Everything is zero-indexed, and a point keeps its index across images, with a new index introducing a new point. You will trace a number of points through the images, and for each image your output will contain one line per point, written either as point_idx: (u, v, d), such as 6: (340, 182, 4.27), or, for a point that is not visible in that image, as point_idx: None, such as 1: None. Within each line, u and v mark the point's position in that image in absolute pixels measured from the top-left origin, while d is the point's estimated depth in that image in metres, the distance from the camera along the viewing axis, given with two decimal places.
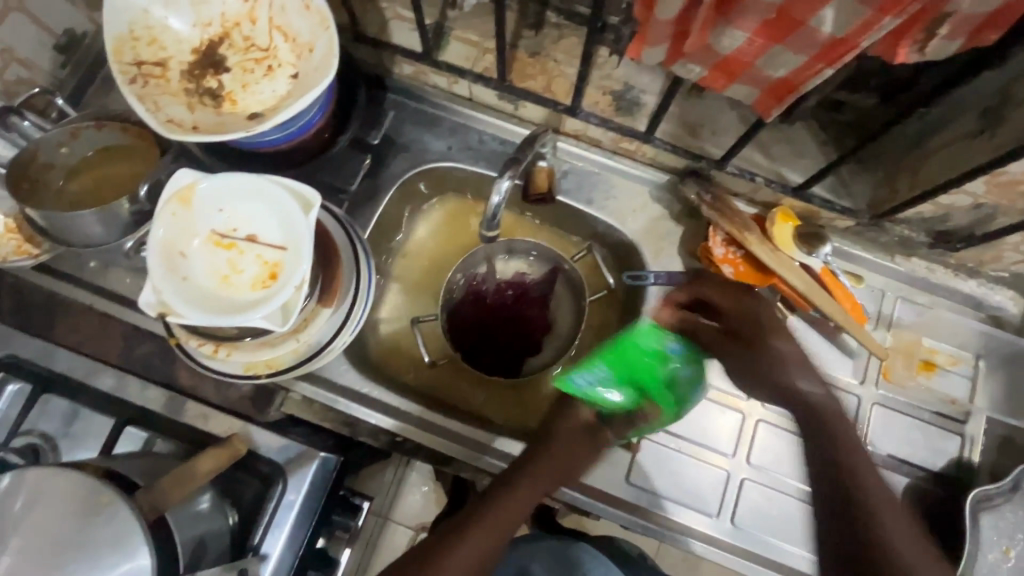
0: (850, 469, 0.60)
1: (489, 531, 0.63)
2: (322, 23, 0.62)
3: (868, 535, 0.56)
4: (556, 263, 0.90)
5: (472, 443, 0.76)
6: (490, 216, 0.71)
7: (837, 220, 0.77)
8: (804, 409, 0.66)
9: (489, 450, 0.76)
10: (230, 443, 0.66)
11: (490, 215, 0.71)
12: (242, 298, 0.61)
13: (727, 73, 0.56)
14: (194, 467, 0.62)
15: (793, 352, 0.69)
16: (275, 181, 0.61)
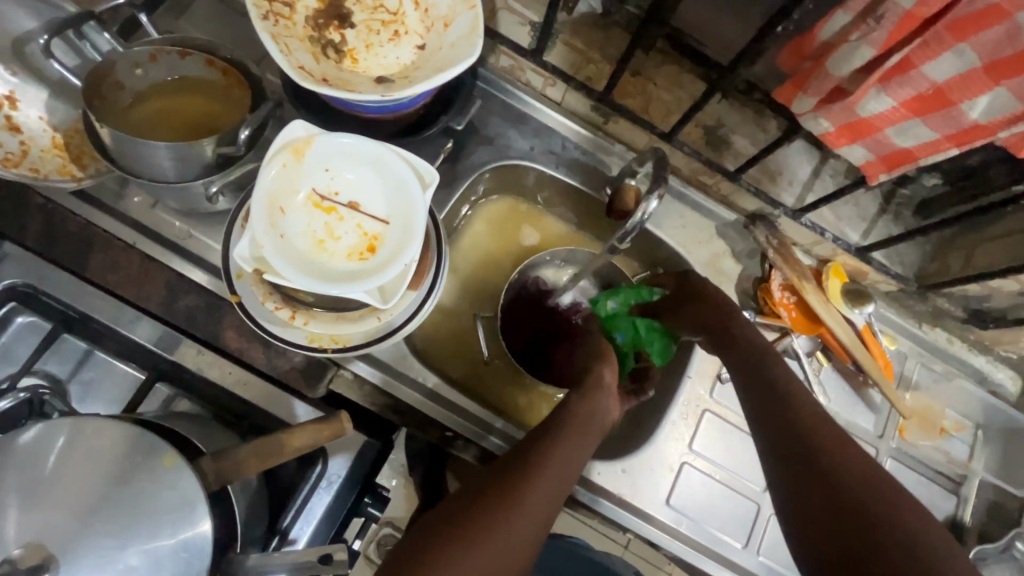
0: (822, 455, 0.55)
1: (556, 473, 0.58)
2: (466, 2, 0.61)
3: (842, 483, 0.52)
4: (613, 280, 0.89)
5: (479, 421, 0.73)
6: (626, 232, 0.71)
7: (883, 283, 0.84)
8: (757, 393, 0.63)
9: (494, 431, 0.74)
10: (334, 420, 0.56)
11: (626, 229, 0.70)
12: (340, 266, 0.57)
13: (852, 134, 0.59)
14: (288, 441, 0.54)
15: (751, 347, 0.67)
16: (394, 150, 0.58)
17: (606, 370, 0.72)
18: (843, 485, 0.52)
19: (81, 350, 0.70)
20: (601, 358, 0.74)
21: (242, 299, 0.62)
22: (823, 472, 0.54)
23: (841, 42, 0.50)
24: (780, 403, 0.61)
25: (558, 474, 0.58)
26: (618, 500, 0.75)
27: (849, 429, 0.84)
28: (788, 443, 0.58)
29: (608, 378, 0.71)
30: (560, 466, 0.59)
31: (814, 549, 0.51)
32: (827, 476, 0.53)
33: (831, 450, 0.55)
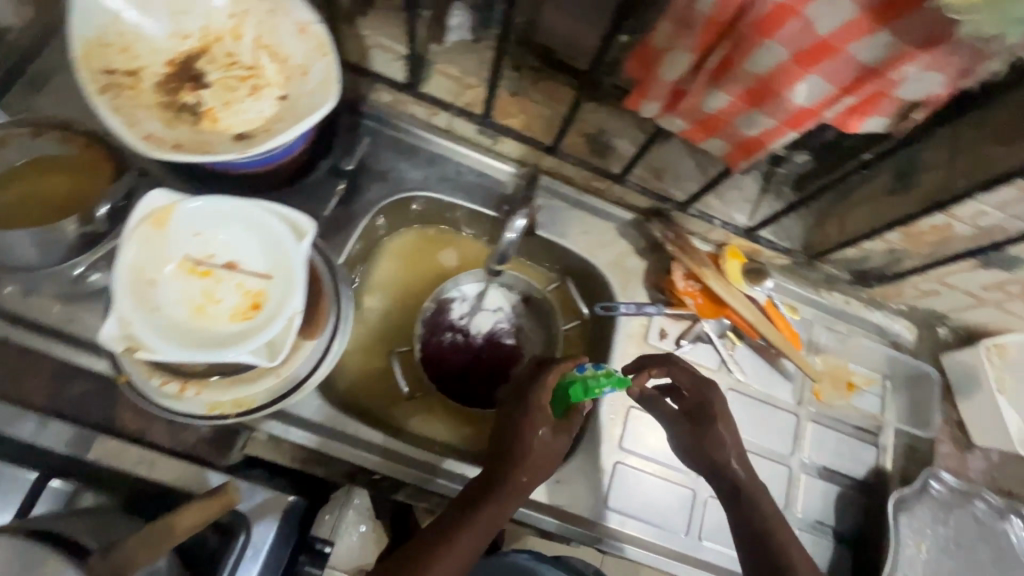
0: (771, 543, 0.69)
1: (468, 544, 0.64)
2: (319, 49, 0.62)
3: None
4: (528, 294, 0.91)
5: (421, 463, 0.74)
6: (501, 252, 0.78)
7: (776, 258, 0.88)
8: (740, 510, 0.70)
9: (441, 472, 0.75)
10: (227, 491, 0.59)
11: (502, 251, 0.78)
12: (221, 331, 0.56)
13: (706, 129, 0.63)
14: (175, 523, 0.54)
15: (745, 474, 0.71)
16: (260, 206, 0.58)
17: (541, 428, 0.69)
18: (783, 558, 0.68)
19: None
20: (532, 415, 0.69)
21: (129, 377, 0.60)
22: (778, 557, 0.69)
23: (669, 50, 0.55)
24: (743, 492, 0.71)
25: (465, 547, 0.64)
26: (557, 511, 0.75)
27: (770, 401, 0.88)
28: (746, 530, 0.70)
29: (532, 443, 0.68)
30: (467, 544, 0.64)
31: None
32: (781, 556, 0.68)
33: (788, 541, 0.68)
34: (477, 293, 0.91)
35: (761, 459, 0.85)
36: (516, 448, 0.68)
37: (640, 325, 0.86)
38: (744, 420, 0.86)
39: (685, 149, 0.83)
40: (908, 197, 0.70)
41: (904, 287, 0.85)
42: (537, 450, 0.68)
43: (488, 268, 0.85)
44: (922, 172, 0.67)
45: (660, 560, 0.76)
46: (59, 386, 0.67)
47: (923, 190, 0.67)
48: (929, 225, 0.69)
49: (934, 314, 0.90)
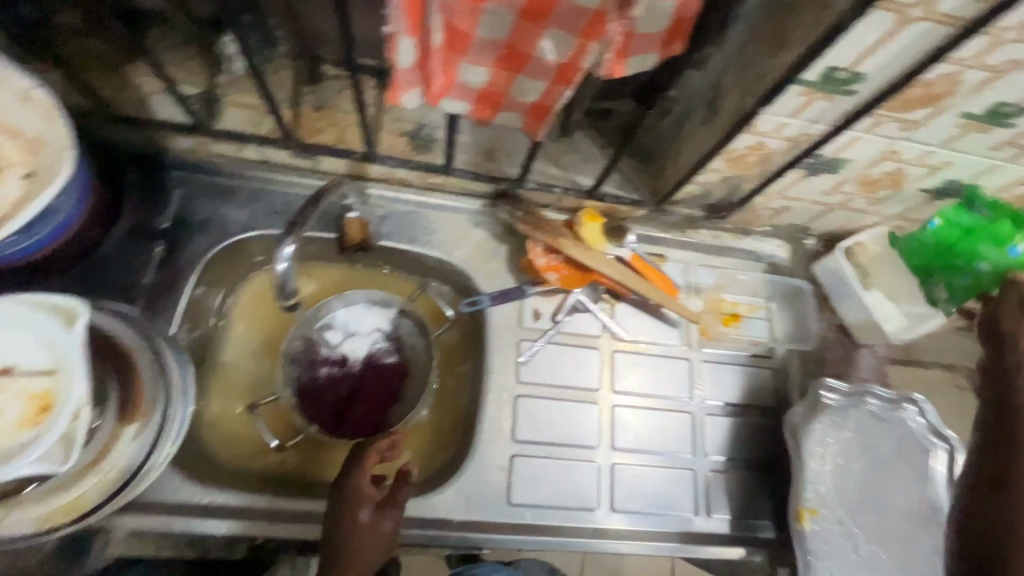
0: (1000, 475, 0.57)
1: None
2: (50, 115, 0.57)
3: None
4: (399, 307, 0.87)
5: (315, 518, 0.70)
6: (284, 285, 0.73)
7: (632, 211, 0.87)
8: None
9: None
10: None
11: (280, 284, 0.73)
12: (9, 444, 0.51)
13: (491, 104, 0.59)
14: None
15: None
16: (26, 299, 0.55)
17: (362, 512, 0.67)
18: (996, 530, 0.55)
19: None
20: (349, 503, 0.67)
21: None
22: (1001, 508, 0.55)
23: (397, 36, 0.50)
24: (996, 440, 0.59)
25: None
26: (459, 523, 0.73)
27: (659, 352, 0.87)
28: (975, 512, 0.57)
29: (360, 527, 0.66)
30: None
31: None
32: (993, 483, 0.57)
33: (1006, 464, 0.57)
34: (346, 321, 0.86)
35: (662, 413, 0.84)
36: (344, 545, 0.65)
37: (513, 311, 0.84)
38: (639, 379, 0.85)
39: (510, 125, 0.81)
40: (716, 125, 0.69)
41: (757, 210, 0.85)
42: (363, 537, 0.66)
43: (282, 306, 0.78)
44: (724, 94, 0.66)
45: (580, 544, 0.75)
46: None
47: (726, 116, 0.66)
48: (743, 147, 0.69)
49: (797, 227, 0.91)
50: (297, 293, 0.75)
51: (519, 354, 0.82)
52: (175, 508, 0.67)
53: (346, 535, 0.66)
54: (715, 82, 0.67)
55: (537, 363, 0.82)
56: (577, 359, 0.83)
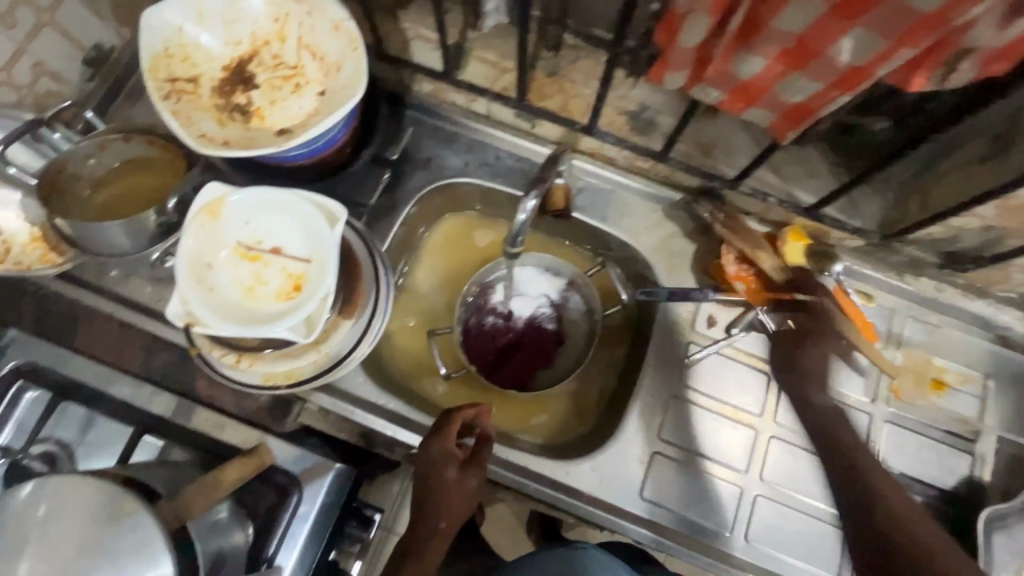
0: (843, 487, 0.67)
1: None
2: (351, 44, 0.65)
3: None
4: (572, 279, 0.90)
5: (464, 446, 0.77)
6: (514, 233, 0.70)
7: (847, 239, 0.79)
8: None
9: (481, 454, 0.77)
10: (256, 453, 0.66)
11: (512, 232, 0.70)
12: (267, 309, 0.62)
13: (746, 97, 0.57)
14: (221, 476, 0.62)
15: None
16: (301, 195, 0.63)
17: (448, 469, 0.69)
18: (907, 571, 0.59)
19: (83, 415, 0.75)
20: (435, 460, 0.69)
21: (200, 350, 0.68)
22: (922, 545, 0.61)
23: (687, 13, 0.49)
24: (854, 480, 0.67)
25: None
26: (588, 498, 0.75)
27: (837, 398, 0.79)
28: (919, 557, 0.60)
29: (449, 482, 0.69)
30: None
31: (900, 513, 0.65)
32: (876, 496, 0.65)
33: (905, 506, 0.64)
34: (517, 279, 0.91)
35: (822, 461, 0.77)
36: (430, 497, 0.69)
37: (686, 312, 0.82)
38: None
39: (737, 123, 0.77)
40: (999, 168, 0.59)
41: (1012, 272, 0.72)
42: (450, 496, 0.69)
43: (503, 254, 0.75)
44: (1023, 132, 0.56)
45: (703, 560, 0.73)
46: (151, 356, 0.78)
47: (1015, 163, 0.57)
48: None
49: None
50: (523, 242, 0.72)
51: (683, 356, 0.80)
52: (357, 400, 0.77)
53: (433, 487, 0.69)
54: (1015, 115, 0.56)
55: (699, 369, 0.80)
56: (742, 377, 0.80)
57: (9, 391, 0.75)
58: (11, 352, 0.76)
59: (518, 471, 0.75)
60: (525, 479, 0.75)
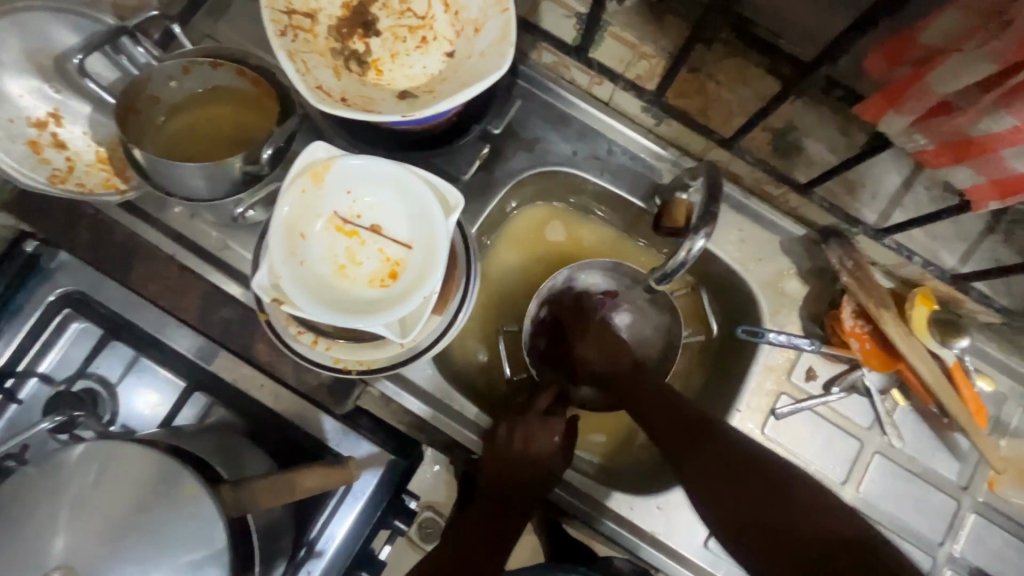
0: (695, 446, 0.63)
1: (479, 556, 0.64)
2: (498, 4, 0.55)
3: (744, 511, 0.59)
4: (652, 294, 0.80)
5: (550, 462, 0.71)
6: (670, 272, 0.63)
7: (982, 314, 0.71)
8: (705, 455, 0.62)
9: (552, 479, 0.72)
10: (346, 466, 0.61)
11: (667, 271, 0.63)
12: (359, 295, 0.55)
13: (958, 154, 0.49)
14: (297, 480, 0.56)
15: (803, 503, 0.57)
16: (414, 171, 0.54)
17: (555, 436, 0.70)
18: (819, 537, 0.54)
19: (131, 355, 0.73)
20: (545, 427, 0.71)
21: (270, 318, 0.62)
22: (774, 506, 0.57)
23: (951, 52, 0.40)
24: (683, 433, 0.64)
25: (480, 557, 0.64)
26: (650, 538, 0.71)
27: (927, 478, 0.74)
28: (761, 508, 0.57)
29: (549, 451, 0.69)
30: (484, 552, 0.65)
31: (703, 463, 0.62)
32: (716, 448, 0.62)
33: (713, 457, 0.61)
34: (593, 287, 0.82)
35: (899, 541, 0.73)
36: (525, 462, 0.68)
37: (785, 359, 0.75)
38: (889, 493, 0.74)
39: (896, 165, 0.68)
40: None
41: None
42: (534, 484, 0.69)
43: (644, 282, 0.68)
44: None
45: None
46: (209, 310, 0.70)
47: None
48: None
49: None
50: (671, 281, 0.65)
51: (773, 406, 0.74)
52: (422, 395, 0.71)
53: (537, 452, 0.69)
54: None
55: (787, 423, 0.74)
56: (831, 439, 0.74)
57: (55, 319, 0.72)
58: (62, 276, 0.71)
59: (572, 492, 0.72)
60: (584, 508, 0.71)
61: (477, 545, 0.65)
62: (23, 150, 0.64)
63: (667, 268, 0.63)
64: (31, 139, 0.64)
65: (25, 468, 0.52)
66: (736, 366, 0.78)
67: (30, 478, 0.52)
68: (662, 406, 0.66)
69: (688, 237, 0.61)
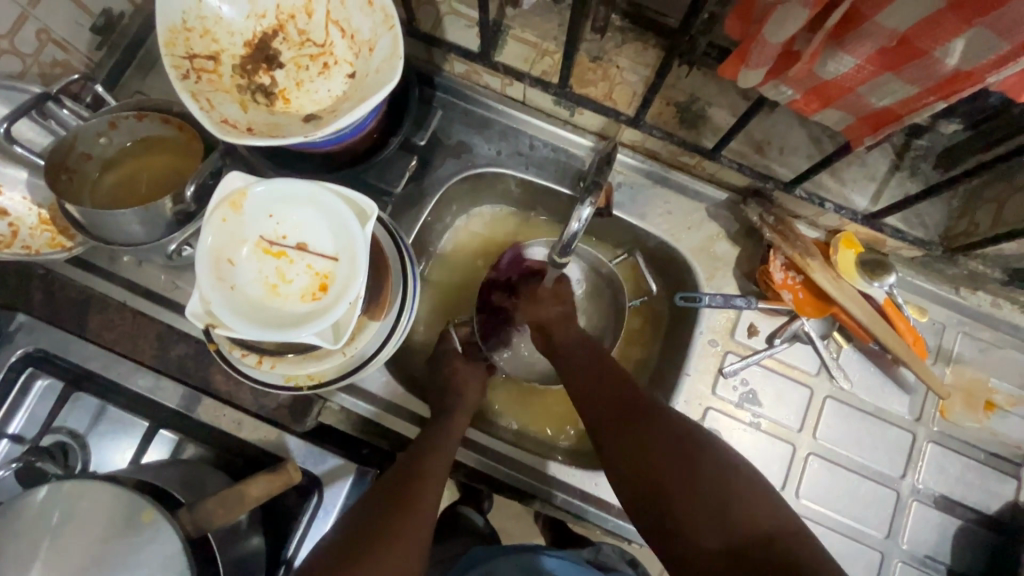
0: (604, 413, 0.65)
1: (415, 504, 0.59)
2: (386, 21, 0.58)
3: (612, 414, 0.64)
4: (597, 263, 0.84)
5: (502, 457, 0.75)
6: (566, 243, 0.67)
7: (903, 249, 0.74)
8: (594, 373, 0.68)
9: (514, 463, 0.74)
10: (285, 470, 0.61)
11: (565, 242, 0.67)
12: (292, 310, 0.58)
13: (823, 98, 0.52)
14: (245, 490, 0.58)
15: (670, 436, 0.60)
16: (329, 188, 0.58)
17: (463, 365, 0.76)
18: (682, 487, 0.57)
19: (97, 405, 0.75)
20: (459, 383, 0.73)
21: (217, 346, 0.65)
22: (648, 425, 0.62)
23: (776, 5, 0.43)
24: (596, 374, 0.68)
25: (426, 506, 0.60)
26: (619, 511, 0.73)
27: (878, 413, 0.76)
28: (628, 446, 0.61)
29: (455, 372, 0.75)
30: (428, 492, 0.60)
31: (588, 382, 0.67)
32: (620, 393, 0.65)
33: (603, 391, 0.66)
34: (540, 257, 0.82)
35: (862, 480, 0.74)
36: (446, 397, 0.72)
37: (726, 319, 0.78)
38: (845, 435, 0.75)
39: (796, 119, 0.72)
40: None
41: None
42: (445, 436, 0.66)
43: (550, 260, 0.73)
44: None
45: None
46: (165, 348, 0.73)
47: None
48: None
49: None
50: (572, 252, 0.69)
51: (721, 366, 0.77)
52: (380, 401, 0.73)
53: (449, 376, 0.74)
54: None
55: (737, 380, 0.76)
56: (781, 390, 0.76)
57: (19, 379, 0.74)
58: (21, 338, 0.74)
59: (517, 468, 0.74)
60: (551, 488, 0.73)
61: (406, 492, 0.60)
62: None
63: (563, 240, 0.67)
64: None
65: None
66: (684, 331, 0.80)
67: None
68: (600, 388, 0.67)
69: (575, 207, 0.66)
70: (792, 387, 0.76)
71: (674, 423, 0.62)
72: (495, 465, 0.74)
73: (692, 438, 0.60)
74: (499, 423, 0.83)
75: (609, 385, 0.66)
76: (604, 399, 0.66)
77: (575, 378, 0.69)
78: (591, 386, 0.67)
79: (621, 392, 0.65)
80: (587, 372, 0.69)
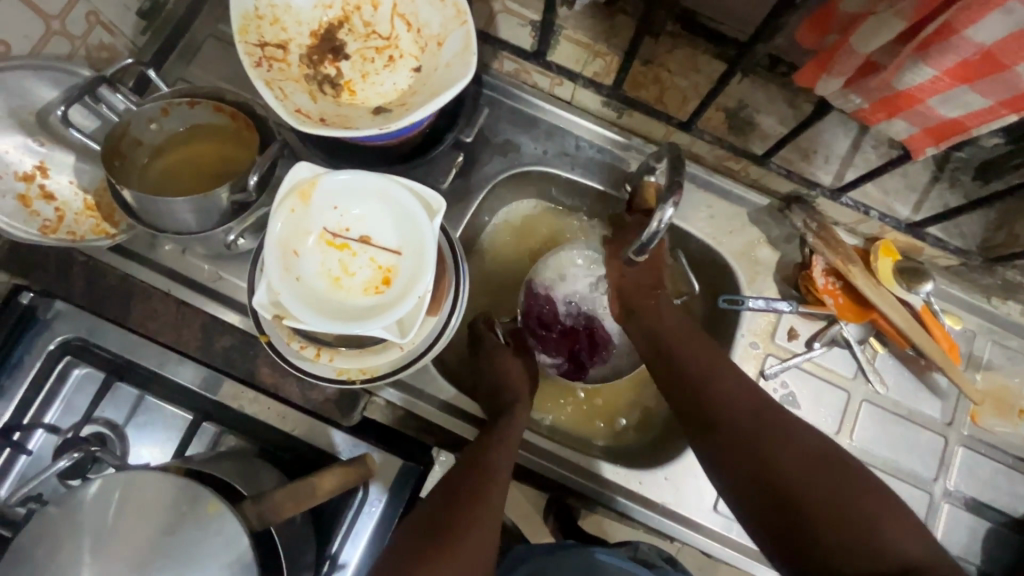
0: (705, 405, 0.64)
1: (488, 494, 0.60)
2: (457, 17, 0.58)
3: (714, 403, 0.63)
4: None
5: (547, 454, 0.75)
6: (644, 244, 0.67)
7: (940, 257, 0.76)
8: (691, 365, 0.67)
9: (558, 461, 0.75)
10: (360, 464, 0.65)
11: (643, 242, 0.67)
12: (357, 303, 0.58)
13: (891, 108, 0.53)
14: (315, 485, 0.59)
15: (783, 434, 0.59)
16: (397, 182, 0.57)
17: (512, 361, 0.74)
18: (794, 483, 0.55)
19: (135, 395, 0.73)
20: (508, 380, 0.72)
21: (270, 338, 0.64)
22: (755, 421, 0.61)
23: (867, 15, 0.45)
24: (693, 367, 0.67)
25: (495, 498, 0.61)
26: (662, 509, 0.74)
27: (912, 416, 0.78)
28: (735, 439, 0.60)
29: (504, 367, 0.73)
30: (498, 484, 0.61)
31: (685, 376, 0.66)
32: (722, 388, 0.64)
33: (703, 384, 0.65)
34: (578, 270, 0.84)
35: (896, 482, 0.76)
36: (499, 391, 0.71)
37: (767, 322, 0.79)
38: (881, 437, 0.77)
39: (842, 128, 0.73)
40: None
41: None
42: (509, 427, 0.67)
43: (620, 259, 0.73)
44: None
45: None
46: (209, 340, 0.72)
47: None
48: None
49: None
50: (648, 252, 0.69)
51: (761, 368, 0.78)
52: (427, 396, 0.73)
53: (502, 369, 0.73)
54: None
55: (777, 383, 0.78)
56: (819, 393, 0.78)
57: (56, 368, 0.72)
58: (58, 325, 0.72)
59: (560, 464, 0.74)
60: (596, 486, 0.74)
61: (473, 484, 0.61)
62: (12, 205, 0.66)
63: (642, 241, 0.67)
64: (20, 193, 0.66)
65: (45, 509, 0.53)
66: (723, 334, 0.82)
67: (52, 519, 0.53)
68: (693, 383, 0.65)
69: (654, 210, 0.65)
70: (829, 389, 0.78)
71: (784, 423, 0.61)
72: (540, 462, 0.75)
73: (807, 440, 0.59)
74: (538, 420, 0.83)
75: (712, 378, 0.65)
76: (706, 390, 0.65)
77: (672, 370, 0.68)
78: (688, 378, 0.66)
79: (723, 383, 0.65)
80: (687, 364, 0.67)
